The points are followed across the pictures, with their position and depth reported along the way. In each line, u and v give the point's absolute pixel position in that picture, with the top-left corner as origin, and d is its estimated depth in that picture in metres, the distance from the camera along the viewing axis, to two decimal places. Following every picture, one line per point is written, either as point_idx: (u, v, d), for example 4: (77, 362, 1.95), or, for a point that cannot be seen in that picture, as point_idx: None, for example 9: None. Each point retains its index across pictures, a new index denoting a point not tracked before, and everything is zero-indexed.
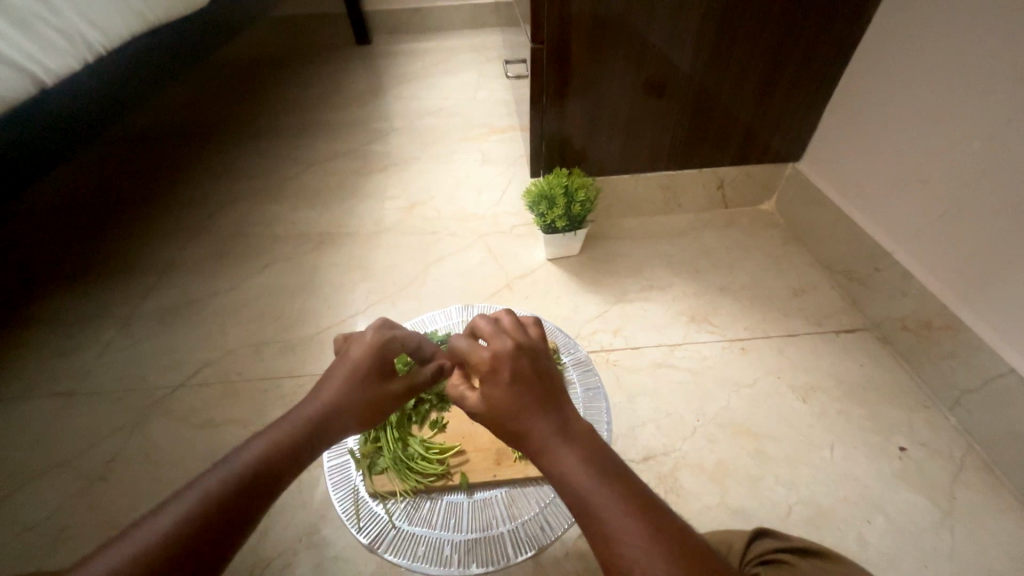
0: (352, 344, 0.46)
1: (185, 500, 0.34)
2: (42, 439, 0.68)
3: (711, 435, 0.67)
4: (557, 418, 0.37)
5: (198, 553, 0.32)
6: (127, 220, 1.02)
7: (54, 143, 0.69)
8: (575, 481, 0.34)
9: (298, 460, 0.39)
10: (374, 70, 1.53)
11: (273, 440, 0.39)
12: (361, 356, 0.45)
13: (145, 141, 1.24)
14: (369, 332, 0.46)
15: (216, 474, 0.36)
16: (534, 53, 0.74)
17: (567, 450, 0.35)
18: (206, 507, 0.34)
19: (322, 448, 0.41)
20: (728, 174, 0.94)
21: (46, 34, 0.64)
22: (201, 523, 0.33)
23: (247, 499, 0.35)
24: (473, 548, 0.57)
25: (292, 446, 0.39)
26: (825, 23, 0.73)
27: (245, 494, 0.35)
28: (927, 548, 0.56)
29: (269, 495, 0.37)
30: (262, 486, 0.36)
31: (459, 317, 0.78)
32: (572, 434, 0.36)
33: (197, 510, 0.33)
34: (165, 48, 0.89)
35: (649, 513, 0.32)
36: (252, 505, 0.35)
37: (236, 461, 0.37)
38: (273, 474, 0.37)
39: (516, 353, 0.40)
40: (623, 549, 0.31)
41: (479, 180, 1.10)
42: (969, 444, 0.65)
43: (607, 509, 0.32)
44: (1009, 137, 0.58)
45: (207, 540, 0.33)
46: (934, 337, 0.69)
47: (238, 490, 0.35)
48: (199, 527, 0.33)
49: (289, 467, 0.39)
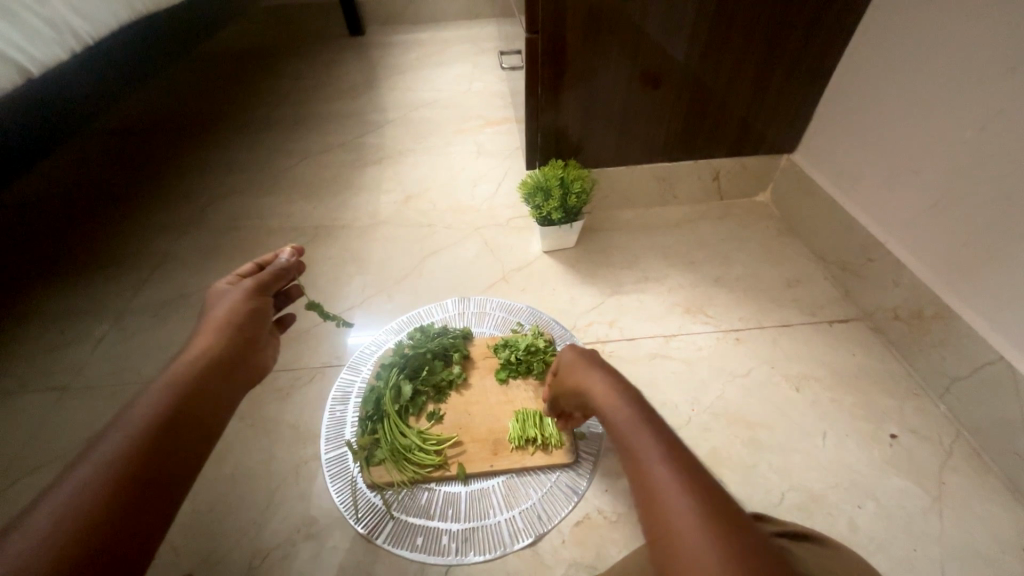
0: (220, 294, 0.53)
1: (106, 445, 0.35)
2: (37, 433, 0.68)
3: (706, 424, 0.67)
4: (614, 380, 0.49)
5: (148, 486, 0.35)
6: (120, 214, 1.01)
7: (46, 136, 0.69)
8: (615, 416, 0.45)
9: (195, 401, 0.41)
10: (368, 62, 1.52)
11: (169, 389, 0.41)
12: (223, 296, 0.52)
13: (136, 133, 1.23)
14: (223, 282, 0.54)
15: (135, 417, 0.38)
16: (529, 43, 0.73)
17: (619, 401, 0.46)
18: (136, 451, 0.36)
19: (207, 385, 0.43)
20: (724, 165, 0.94)
21: (32, 23, 0.64)
22: (134, 459, 0.35)
23: (179, 434, 0.39)
24: (471, 537, 0.57)
25: (186, 391, 0.41)
26: (819, 14, 0.73)
27: (174, 428, 0.39)
28: (917, 532, 0.57)
29: (174, 439, 0.38)
30: (195, 409, 0.41)
31: (455, 310, 0.81)
32: (624, 393, 0.47)
33: (125, 452, 0.35)
34: (155, 39, 0.88)
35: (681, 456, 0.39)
36: (188, 441, 0.39)
37: (148, 399, 0.39)
38: (179, 421, 0.39)
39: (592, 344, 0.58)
40: (650, 472, 0.38)
41: (475, 172, 1.10)
42: (957, 431, 0.66)
43: (643, 446, 0.40)
44: (1000, 128, 0.58)
45: (152, 477, 0.35)
46: (925, 327, 0.70)
47: (165, 428, 0.38)
48: (140, 464, 0.35)
49: (190, 405, 0.41)
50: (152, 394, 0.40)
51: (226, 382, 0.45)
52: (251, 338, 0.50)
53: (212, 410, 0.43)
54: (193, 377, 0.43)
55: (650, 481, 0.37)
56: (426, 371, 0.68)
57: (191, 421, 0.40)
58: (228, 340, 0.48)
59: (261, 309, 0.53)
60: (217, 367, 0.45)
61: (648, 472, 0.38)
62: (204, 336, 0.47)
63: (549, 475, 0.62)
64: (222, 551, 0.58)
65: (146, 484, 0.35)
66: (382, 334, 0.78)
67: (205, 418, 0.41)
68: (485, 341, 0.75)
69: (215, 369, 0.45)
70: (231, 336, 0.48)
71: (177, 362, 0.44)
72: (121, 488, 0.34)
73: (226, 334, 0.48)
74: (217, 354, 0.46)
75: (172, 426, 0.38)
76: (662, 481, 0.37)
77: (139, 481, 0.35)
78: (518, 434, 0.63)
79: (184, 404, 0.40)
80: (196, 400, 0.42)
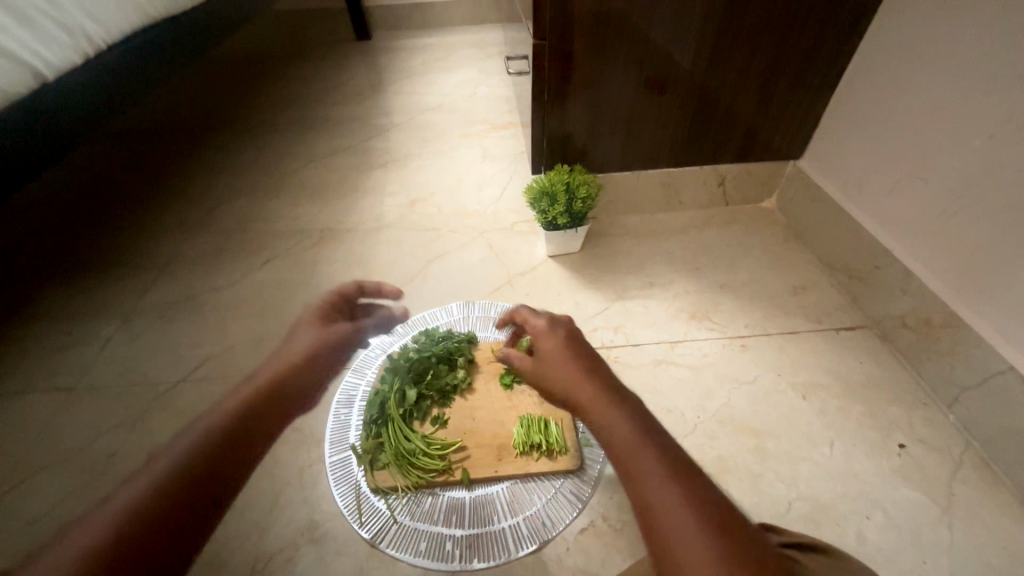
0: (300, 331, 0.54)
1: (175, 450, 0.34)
2: (41, 434, 0.68)
3: (712, 431, 0.67)
4: (606, 382, 0.42)
5: (199, 497, 0.32)
6: (128, 216, 1.02)
7: (57, 139, 0.69)
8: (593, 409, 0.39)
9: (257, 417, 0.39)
10: (375, 66, 1.53)
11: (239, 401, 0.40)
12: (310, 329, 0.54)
13: (145, 136, 1.24)
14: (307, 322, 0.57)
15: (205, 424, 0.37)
16: (536, 50, 0.74)
17: (612, 405, 0.39)
18: (199, 455, 0.34)
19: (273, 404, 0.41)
20: (730, 171, 0.94)
21: (47, 27, 0.64)
22: (197, 466, 0.33)
23: (240, 442, 0.37)
24: (474, 543, 0.57)
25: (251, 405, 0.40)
26: (825, 22, 0.73)
27: (238, 436, 0.37)
28: (926, 544, 0.57)
29: (232, 453, 0.36)
30: (252, 423, 0.38)
31: (460, 314, 0.81)
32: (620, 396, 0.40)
33: (191, 454, 0.34)
34: (165, 42, 0.89)
35: (689, 475, 0.34)
36: (241, 455, 0.36)
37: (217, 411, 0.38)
38: (238, 434, 0.37)
39: (576, 334, 0.52)
40: (654, 495, 0.32)
41: (480, 176, 1.10)
42: (967, 441, 0.65)
43: (646, 463, 0.34)
44: (1009, 137, 0.58)
45: (205, 487, 0.33)
46: (934, 336, 0.70)
47: (231, 435, 0.36)
48: (198, 472, 0.33)
49: (253, 423, 0.38)
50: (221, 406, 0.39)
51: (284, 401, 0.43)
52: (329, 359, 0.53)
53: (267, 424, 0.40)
54: (261, 392, 0.41)
55: (655, 503, 0.32)
56: (431, 376, 0.68)
57: (249, 433, 0.38)
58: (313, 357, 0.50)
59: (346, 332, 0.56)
60: (286, 380, 0.44)
61: (651, 493, 0.33)
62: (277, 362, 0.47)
63: (553, 481, 0.62)
64: (224, 555, 0.57)
65: (197, 494, 0.32)
66: (386, 337, 0.78)
67: (258, 435, 0.39)
68: (489, 346, 0.74)
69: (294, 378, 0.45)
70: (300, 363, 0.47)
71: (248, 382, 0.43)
72: (175, 494, 0.31)
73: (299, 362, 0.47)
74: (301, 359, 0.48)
75: (232, 438, 0.36)
76: (669, 503, 0.32)
77: (193, 490, 0.32)
78: (522, 440, 0.63)
79: (249, 418, 0.38)
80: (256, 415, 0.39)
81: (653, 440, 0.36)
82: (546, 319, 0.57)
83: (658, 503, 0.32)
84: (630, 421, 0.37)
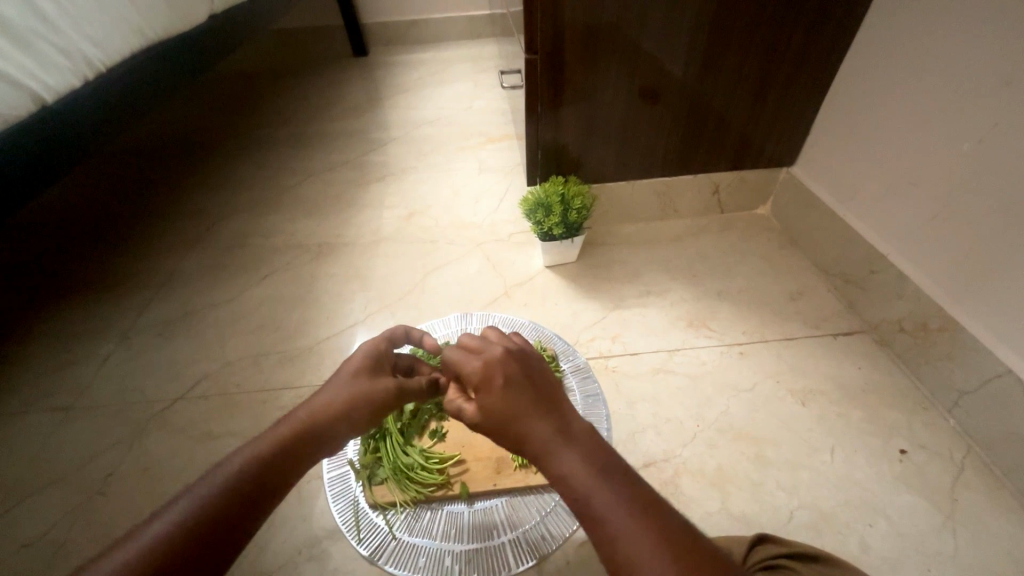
0: (347, 361, 0.50)
1: (178, 508, 0.35)
2: (39, 455, 0.68)
3: (711, 440, 0.67)
4: (559, 419, 0.38)
5: (194, 563, 0.33)
6: (127, 233, 1.03)
7: (54, 158, 0.70)
8: (548, 454, 0.37)
9: (273, 465, 0.40)
10: (372, 81, 1.55)
11: (262, 444, 0.41)
12: (356, 365, 0.50)
13: (147, 155, 1.26)
14: (361, 347, 0.52)
15: (228, 466, 0.39)
16: (529, 63, 0.74)
17: (569, 449, 0.37)
18: (213, 503, 0.36)
19: (292, 452, 0.42)
20: (725, 179, 0.94)
21: (46, 51, 0.65)
22: (199, 528, 0.34)
23: (244, 502, 0.37)
24: (474, 558, 0.56)
25: (272, 453, 0.41)
26: (813, 31, 0.74)
27: (244, 496, 0.37)
28: (929, 550, 0.56)
29: (246, 505, 0.37)
30: (268, 471, 0.40)
31: (458, 325, 0.78)
32: (574, 434, 0.38)
33: (208, 500, 0.36)
34: (166, 64, 0.90)
35: (656, 516, 0.33)
36: (256, 505, 0.38)
37: (243, 452, 0.40)
38: (250, 484, 0.38)
39: (515, 360, 0.43)
40: (626, 548, 0.32)
41: (477, 188, 1.11)
42: (968, 446, 0.65)
43: (611, 511, 0.33)
44: (997, 142, 0.59)
45: (202, 549, 0.34)
46: (931, 340, 0.69)
47: (234, 495, 0.37)
48: (194, 538, 0.34)
49: (268, 472, 0.39)
50: (247, 447, 0.41)
51: (309, 446, 0.43)
52: (369, 423, 0.47)
53: (286, 469, 0.41)
54: (286, 436, 0.42)
55: (628, 558, 0.31)
56: None
57: (264, 480, 0.39)
58: (350, 418, 0.46)
59: (399, 391, 0.49)
60: (314, 422, 0.44)
61: (621, 545, 0.32)
62: (311, 404, 0.45)
63: (553, 494, 0.61)
64: None
65: (194, 557, 0.33)
66: None
67: (275, 482, 0.40)
68: None
69: (304, 434, 0.43)
70: (330, 404, 0.45)
71: (280, 421, 0.44)
72: (173, 555, 0.33)
73: (335, 406, 0.45)
74: (327, 416, 0.45)
75: (249, 487, 0.38)
76: (641, 557, 0.31)
77: (193, 546, 0.34)
78: None
79: (267, 465, 0.40)
80: (273, 463, 0.40)
81: (615, 484, 0.35)
82: (476, 355, 0.44)
83: (629, 554, 0.32)
84: (589, 466, 0.36)
